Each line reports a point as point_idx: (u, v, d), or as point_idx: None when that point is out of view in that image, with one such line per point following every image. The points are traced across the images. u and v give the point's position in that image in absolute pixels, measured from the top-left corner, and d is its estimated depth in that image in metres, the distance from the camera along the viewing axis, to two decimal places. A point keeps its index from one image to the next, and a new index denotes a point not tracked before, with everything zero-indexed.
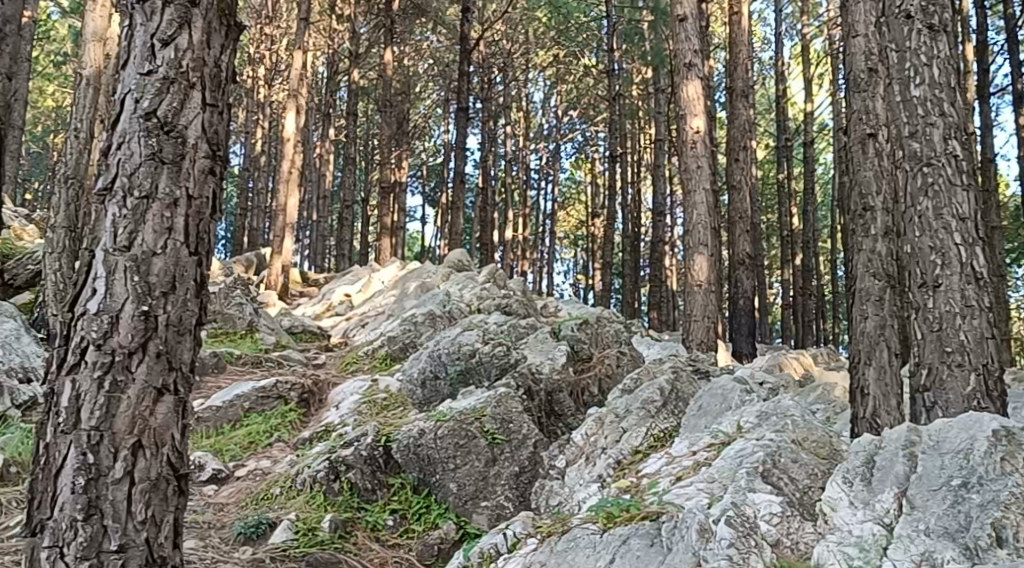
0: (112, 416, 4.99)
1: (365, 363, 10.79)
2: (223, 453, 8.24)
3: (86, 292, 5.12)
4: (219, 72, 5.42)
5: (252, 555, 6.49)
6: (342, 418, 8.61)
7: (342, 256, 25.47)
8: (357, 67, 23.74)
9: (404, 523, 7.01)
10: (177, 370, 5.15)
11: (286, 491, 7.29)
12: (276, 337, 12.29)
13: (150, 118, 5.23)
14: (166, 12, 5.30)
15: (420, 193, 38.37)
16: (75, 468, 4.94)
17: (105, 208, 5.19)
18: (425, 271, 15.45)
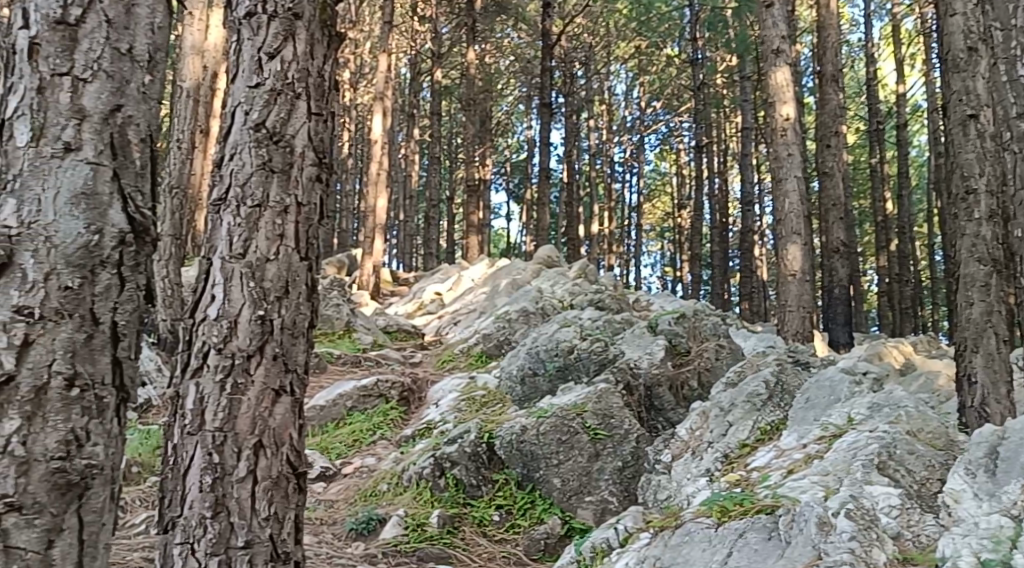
0: (234, 417, 5.18)
1: (461, 361, 10.91)
2: (329, 451, 8.49)
3: (206, 299, 5.36)
4: (323, 81, 5.57)
5: (365, 550, 6.67)
6: (442, 415, 8.75)
7: (430, 254, 25.70)
8: (439, 67, 23.89)
9: (510, 518, 7.13)
10: (293, 371, 5.33)
11: (394, 488, 7.49)
12: (372, 337, 12.52)
13: (259, 128, 5.42)
14: (272, 26, 5.51)
15: (504, 190, 38.56)
16: (202, 467, 5.16)
17: (220, 218, 5.42)
18: (514, 267, 15.52)
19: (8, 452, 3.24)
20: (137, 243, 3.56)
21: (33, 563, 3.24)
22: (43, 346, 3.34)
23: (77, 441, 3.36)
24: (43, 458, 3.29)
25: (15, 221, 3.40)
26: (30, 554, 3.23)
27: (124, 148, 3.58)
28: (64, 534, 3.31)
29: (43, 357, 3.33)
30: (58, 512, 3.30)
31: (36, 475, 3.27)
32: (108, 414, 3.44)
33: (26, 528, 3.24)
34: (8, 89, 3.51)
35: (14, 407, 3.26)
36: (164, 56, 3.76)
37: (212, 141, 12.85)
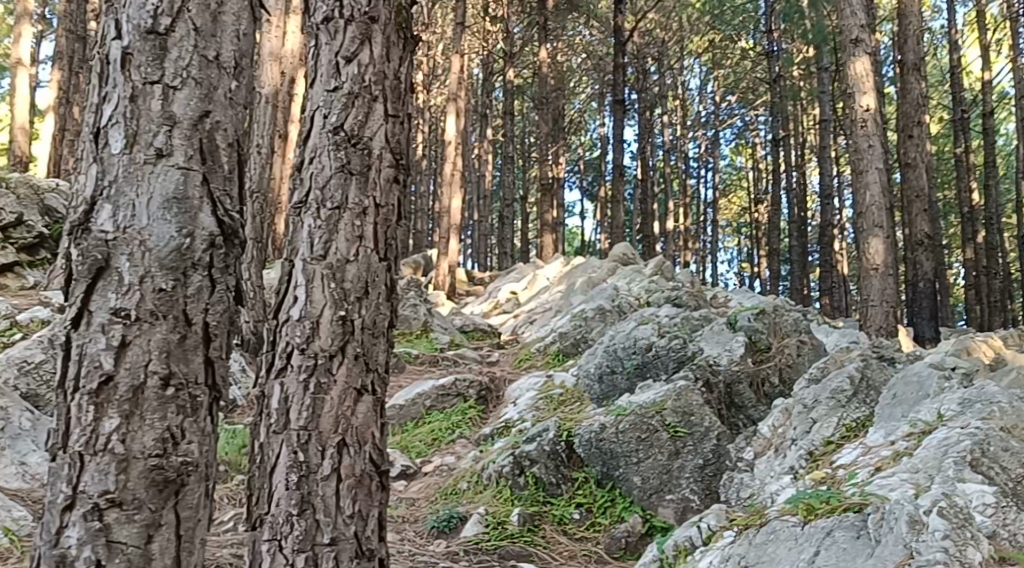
0: (318, 417, 5.26)
1: (538, 360, 10.93)
2: (409, 450, 8.57)
3: (288, 300, 5.45)
4: (399, 83, 5.62)
5: (447, 547, 6.71)
6: (521, 413, 8.76)
7: (506, 254, 25.70)
8: (511, 66, 23.91)
9: (590, 516, 7.13)
10: (374, 371, 5.39)
11: (473, 486, 7.52)
12: (449, 336, 12.60)
13: (337, 131, 5.50)
14: (348, 29, 5.57)
15: (578, 187, 38.45)
16: (288, 466, 5.25)
17: (301, 220, 5.51)
18: (590, 266, 15.47)
19: (109, 451, 3.61)
20: (226, 245, 3.81)
21: (134, 556, 3.59)
22: (140, 347, 3.66)
23: (173, 439, 3.66)
24: (141, 456, 3.62)
25: (111, 226, 3.71)
26: (132, 549, 3.59)
27: (212, 153, 3.82)
28: (162, 529, 3.64)
29: (140, 358, 3.65)
30: (156, 507, 3.63)
31: (135, 472, 3.61)
32: (202, 413, 3.73)
33: (127, 523, 3.59)
34: (102, 98, 3.78)
35: (113, 406, 3.62)
36: (250, 63, 3.99)
37: (290, 146, 13.04)
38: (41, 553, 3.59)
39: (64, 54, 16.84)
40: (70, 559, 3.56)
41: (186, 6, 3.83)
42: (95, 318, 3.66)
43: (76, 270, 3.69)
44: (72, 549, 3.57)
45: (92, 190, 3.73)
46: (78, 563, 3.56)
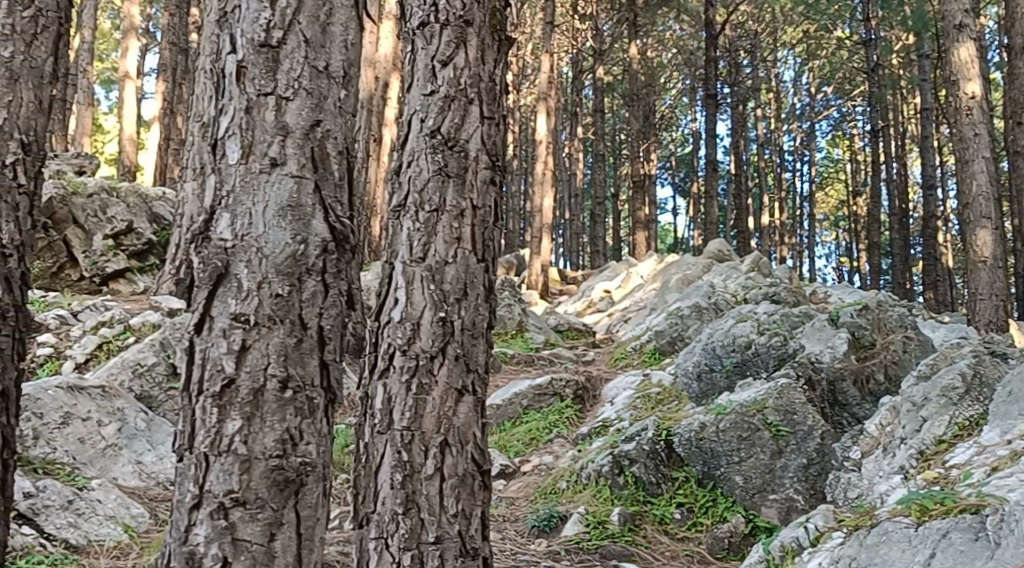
0: (421, 417, 5.34)
1: (634, 359, 10.90)
2: (508, 449, 8.63)
3: (390, 302, 5.54)
4: (495, 85, 5.66)
5: (547, 546, 6.75)
6: (618, 412, 8.74)
7: (599, 252, 25.64)
8: (602, 64, 23.79)
9: (692, 515, 7.10)
10: (474, 372, 5.45)
11: (573, 485, 7.52)
12: (544, 336, 12.64)
13: (435, 134, 5.56)
14: (444, 34, 5.64)
15: (670, 184, 38.10)
16: (393, 465, 5.34)
17: (401, 223, 5.60)
18: (684, 263, 15.33)
19: (232, 451, 3.73)
20: (338, 250, 3.91)
21: (259, 553, 3.71)
22: (259, 351, 3.77)
23: (292, 440, 3.77)
24: (262, 456, 3.73)
25: (229, 234, 3.83)
26: (255, 546, 3.70)
27: (324, 160, 3.92)
28: (284, 527, 3.74)
29: (259, 361, 3.77)
30: (277, 506, 3.74)
31: (257, 471, 3.73)
32: (318, 415, 3.83)
33: (250, 521, 3.71)
34: (219, 110, 3.91)
35: (235, 408, 3.74)
36: (357, 72, 4.08)
37: (385, 150, 13.18)
38: (171, 550, 3.74)
39: (169, 66, 17.28)
40: (198, 556, 3.70)
41: (296, 18, 3.93)
42: (217, 324, 3.79)
43: (197, 277, 3.83)
44: (200, 546, 3.71)
45: (210, 200, 3.86)
46: (205, 561, 3.69)
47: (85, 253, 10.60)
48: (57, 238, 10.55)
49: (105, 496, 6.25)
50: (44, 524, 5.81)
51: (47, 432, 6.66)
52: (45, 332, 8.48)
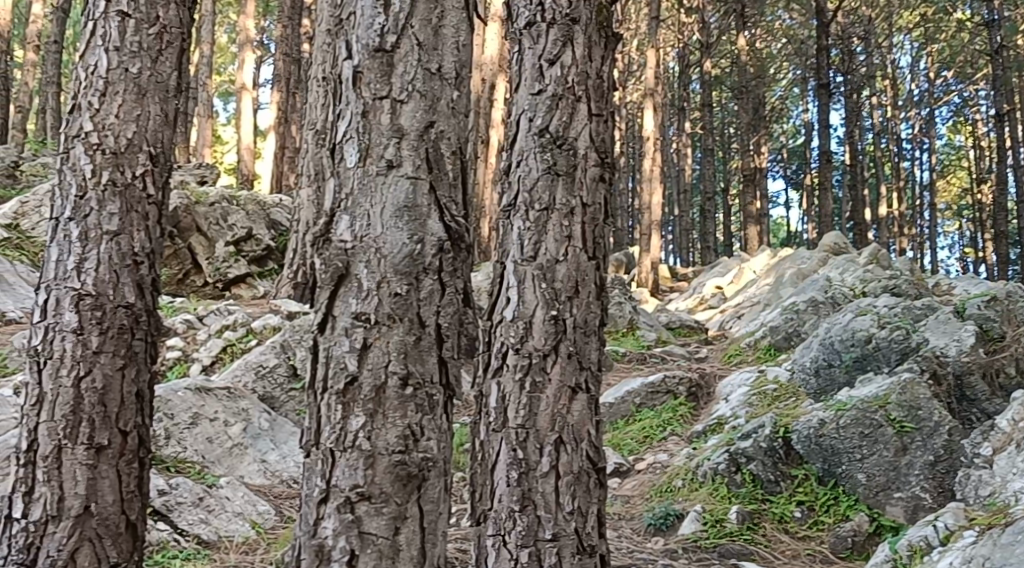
0: (535, 415, 5.38)
1: (749, 355, 10.78)
2: (622, 448, 8.58)
3: (502, 301, 5.58)
4: (602, 82, 5.65)
5: (665, 545, 6.71)
6: (733, 409, 8.61)
7: (709, 247, 25.30)
8: (708, 57, 23.44)
9: (813, 514, 6.98)
10: (587, 369, 5.46)
11: (689, 484, 7.41)
12: (656, 333, 12.56)
13: (543, 134, 5.59)
14: (551, 33, 5.66)
15: (782, 177, 37.22)
16: (508, 462, 5.39)
17: (511, 222, 5.63)
18: (799, 257, 15.03)
19: (357, 447, 3.82)
20: (454, 249, 3.98)
21: (384, 547, 3.80)
22: (380, 349, 3.85)
23: (414, 436, 3.85)
24: (386, 452, 3.82)
25: (350, 235, 3.91)
26: (382, 540, 3.79)
27: (438, 161, 3.99)
28: (408, 522, 3.83)
29: (381, 359, 3.85)
30: (402, 501, 3.83)
31: (381, 467, 3.82)
32: (438, 412, 3.92)
33: (376, 516, 3.80)
34: (337, 115, 4.00)
35: (359, 405, 3.83)
36: (470, 72, 4.14)
37: (492, 150, 13.27)
38: (301, 543, 3.85)
39: (283, 76, 17.71)
40: (327, 550, 3.80)
41: (409, 22, 4.00)
42: (339, 322, 3.88)
43: (320, 278, 3.93)
44: (329, 539, 3.81)
45: (330, 203, 3.96)
46: (335, 554, 3.79)
47: (209, 259, 10.93)
48: (182, 246, 10.94)
49: (234, 493, 6.46)
50: (177, 520, 6.05)
51: (178, 431, 6.89)
52: (174, 336, 8.81)
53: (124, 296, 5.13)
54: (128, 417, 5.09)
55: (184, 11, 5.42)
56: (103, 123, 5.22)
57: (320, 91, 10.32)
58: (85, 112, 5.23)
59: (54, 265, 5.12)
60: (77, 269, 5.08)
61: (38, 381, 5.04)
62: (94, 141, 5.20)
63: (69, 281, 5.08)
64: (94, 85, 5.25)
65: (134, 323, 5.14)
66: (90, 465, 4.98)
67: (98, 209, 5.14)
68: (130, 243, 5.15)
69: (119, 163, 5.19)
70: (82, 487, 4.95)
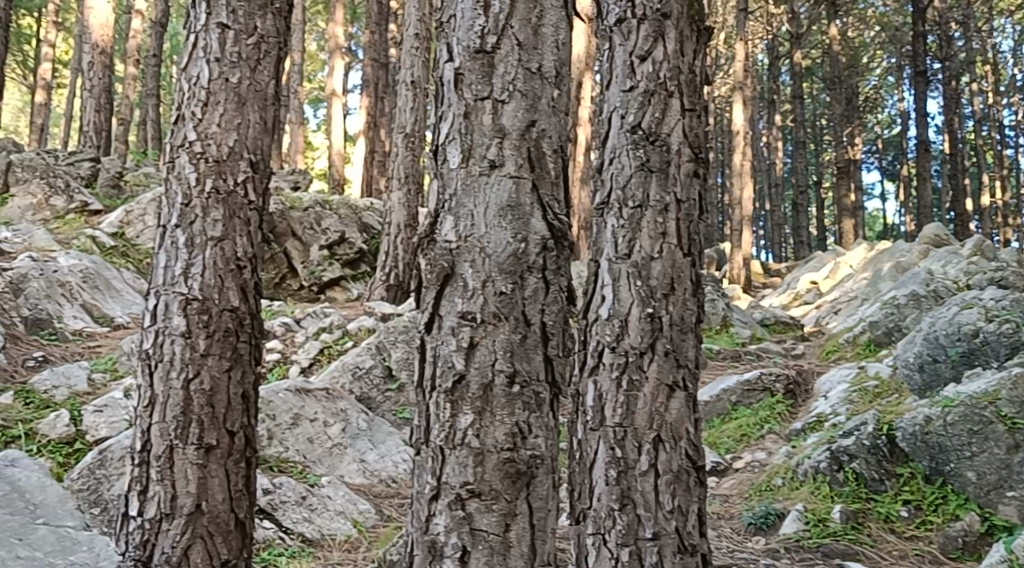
0: (632, 413, 5.37)
1: (848, 351, 10.58)
2: (718, 447, 8.49)
3: (597, 300, 5.56)
4: (695, 77, 5.58)
5: (765, 545, 6.64)
6: (833, 407, 8.44)
7: (801, 243, 24.84)
8: (798, 48, 23.00)
9: (920, 514, 6.81)
10: (685, 367, 5.40)
11: (789, 482, 7.31)
12: (750, 330, 12.39)
13: (636, 131, 5.57)
14: (642, 28, 5.61)
15: (877, 168, 36.32)
16: (607, 461, 5.40)
17: (605, 220, 5.62)
18: (898, 251, 14.67)
19: (466, 444, 3.93)
20: (557, 247, 4.06)
21: (495, 543, 3.90)
22: (486, 347, 3.96)
23: (521, 433, 3.95)
24: (494, 449, 3.93)
25: (454, 235, 4.02)
26: (492, 536, 3.90)
27: (540, 160, 4.07)
28: (517, 518, 3.92)
29: (486, 358, 3.96)
30: (511, 498, 3.93)
31: (490, 464, 3.93)
32: (545, 409, 4.00)
33: (486, 512, 3.91)
34: (439, 117, 4.11)
35: (467, 403, 3.94)
36: (569, 70, 4.20)
37: (580, 150, 13.21)
38: (414, 539, 3.97)
39: (371, 82, 17.88)
40: (440, 546, 3.91)
41: (509, 23, 4.09)
42: (445, 322, 3.99)
43: (426, 278, 4.04)
44: (440, 535, 3.92)
45: (434, 204, 4.07)
46: (446, 550, 3.91)
47: (304, 264, 11.11)
48: (278, 250, 11.13)
49: (335, 492, 6.56)
50: (282, 518, 6.19)
51: (280, 432, 7.04)
52: (274, 339, 8.99)
53: (229, 300, 5.26)
54: (235, 418, 5.22)
55: (281, 20, 5.54)
56: (207, 132, 5.35)
57: (409, 95, 10.43)
58: (188, 122, 5.36)
59: (162, 270, 5.27)
60: (184, 274, 5.22)
61: (149, 384, 5.19)
62: (198, 150, 5.33)
63: (177, 286, 5.22)
64: (196, 96, 5.38)
65: (239, 326, 5.27)
66: (199, 464, 5.12)
67: (202, 216, 5.28)
68: (233, 249, 5.28)
69: (221, 171, 5.32)
70: (193, 486, 5.09)
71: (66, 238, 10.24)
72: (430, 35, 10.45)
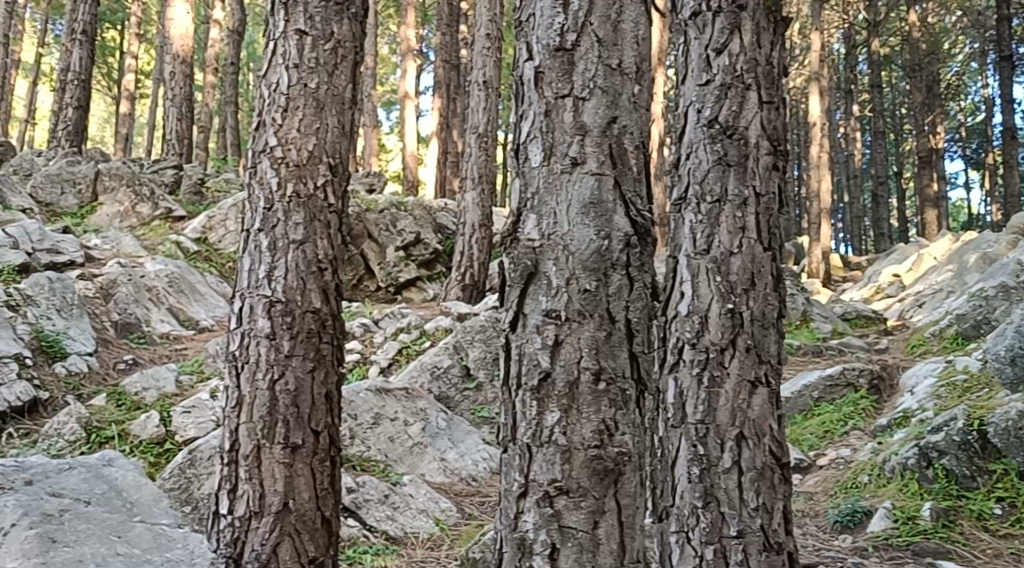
0: (714, 410, 5.33)
1: (934, 345, 10.37)
2: (801, 443, 8.39)
3: (676, 296, 5.52)
4: (773, 69, 5.49)
5: (853, 543, 6.54)
6: (920, 402, 8.26)
7: (882, 235, 24.37)
8: (876, 37, 22.54)
9: (1014, 511, 6.63)
10: (767, 363, 5.32)
11: (876, 480, 7.19)
12: (831, 325, 12.19)
13: (713, 124, 5.52)
14: (717, 21, 5.56)
15: (961, 157, 35.43)
16: (689, 458, 5.36)
17: (683, 216, 5.59)
18: (984, 241, 14.31)
19: (553, 442, 3.94)
20: (640, 243, 4.05)
21: (585, 540, 3.90)
22: (571, 345, 3.96)
23: (608, 430, 3.94)
24: (582, 447, 3.93)
25: (537, 234, 4.04)
26: (581, 533, 3.90)
27: (622, 156, 4.06)
28: (606, 516, 3.92)
29: (573, 356, 3.96)
30: (599, 495, 3.92)
31: (578, 461, 3.93)
32: (631, 406, 3.98)
33: (575, 510, 3.91)
34: (520, 116, 4.13)
35: (553, 401, 3.95)
36: (649, 66, 4.19)
37: (655, 145, 13.11)
38: (503, 536, 3.99)
39: (443, 83, 17.94)
40: (529, 543, 3.93)
41: (589, 20, 4.09)
42: (530, 320, 4.01)
43: (509, 276, 4.07)
44: (530, 532, 3.94)
45: (517, 202, 4.10)
46: (536, 547, 3.92)
47: (381, 265, 11.21)
48: (355, 252, 11.24)
49: (417, 491, 6.62)
50: (365, 516, 6.25)
51: (361, 431, 7.12)
52: (353, 340, 9.09)
53: (311, 302, 5.33)
54: (320, 418, 5.30)
55: (357, 26, 5.60)
56: (287, 137, 5.43)
57: (482, 96, 10.45)
58: (269, 128, 5.45)
59: (246, 274, 5.36)
60: (268, 277, 5.31)
61: (236, 385, 5.29)
62: (279, 155, 5.41)
63: (261, 289, 5.31)
64: (276, 102, 5.47)
65: (321, 327, 5.34)
66: (286, 463, 5.20)
67: (284, 219, 5.36)
68: (314, 251, 5.35)
69: (301, 175, 5.40)
70: (281, 484, 5.18)
71: (152, 244, 10.48)
72: (501, 34, 10.45)
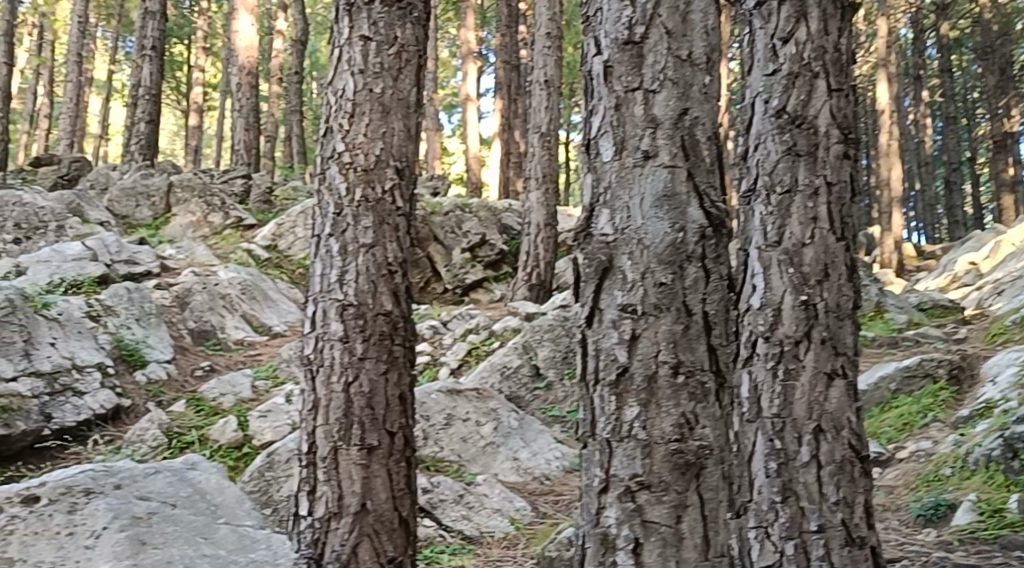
0: (791, 403, 5.27)
1: (1014, 334, 10.13)
2: (879, 436, 8.26)
3: (748, 289, 5.47)
4: (841, 55, 5.40)
5: (937, 537, 6.42)
6: (1002, 392, 8.06)
7: (956, 222, 23.86)
8: (944, 21, 22.06)
9: None
10: (844, 355, 5.23)
11: (959, 472, 7.04)
12: (907, 315, 11.95)
13: (782, 114, 5.45)
14: (783, 10, 5.49)
15: None
16: (766, 453, 5.32)
17: (753, 208, 5.54)
18: None
19: (633, 437, 3.93)
20: (715, 235, 4.02)
21: (668, 535, 3.87)
22: (648, 339, 3.94)
23: (688, 424, 3.91)
24: (662, 441, 3.91)
25: (610, 228, 4.03)
26: (664, 528, 3.87)
27: (694, 148, 4.03)
28: (688, 510, 3.89)
29: (650, 350, 3.94)
30: (681, 489, 3.90)
31: (658, 456, 3.90)
32: (711, 399, 3.95)
33: (657, 504, 3.89)
34: (590, 112, 4.13)
35: (632, 396, 3.94)
36: (719, 56, 4.14)
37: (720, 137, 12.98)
38: (586, 532, 3.99)
39: (505, 83, 17.94)
40: (612, 539, 3.92)
41: (657, 12, 4.07)
42: (606, 315, 4.00)
43: (584, 272, 4.06)
44: (612, 528, 3.93)
45: (589, 198, 4.10)
46: (619, 542, 3.91)
47: (447, 267, 11.27)
48: (422, 255, 11.33)
49: (491, 491, 6.66)
50: (441, 516, 6.29)
51: (434, 432, 7.16)
52: (422, 342, 9.13)
53: (383, 305, 5.38)
54: (395, 419, 5.34)
55: (420, 29, 5.64)
56: (354, 142, 5.47)
57: (544, 95, 10.43)
58: (336, 134, 5.51)
59: (319, 278, 5.42)
60: (340, 281, 5.36)
61: (312, 388, 5.34)
62: (347, 160, 5.46)
63: (333, 293, 5.36)
64: (343, 108, 5.52)
65: (393, 329, 5.39)
66: (363, 464, 5.25)
67: (354, 223, 5.40)
68: (384, 254, 5.39)
69: (370, 179, 5.44)
70: (358, 485, 5.22)
71: (224, 253, 10.65)
72: (562, 33, 10.43)
